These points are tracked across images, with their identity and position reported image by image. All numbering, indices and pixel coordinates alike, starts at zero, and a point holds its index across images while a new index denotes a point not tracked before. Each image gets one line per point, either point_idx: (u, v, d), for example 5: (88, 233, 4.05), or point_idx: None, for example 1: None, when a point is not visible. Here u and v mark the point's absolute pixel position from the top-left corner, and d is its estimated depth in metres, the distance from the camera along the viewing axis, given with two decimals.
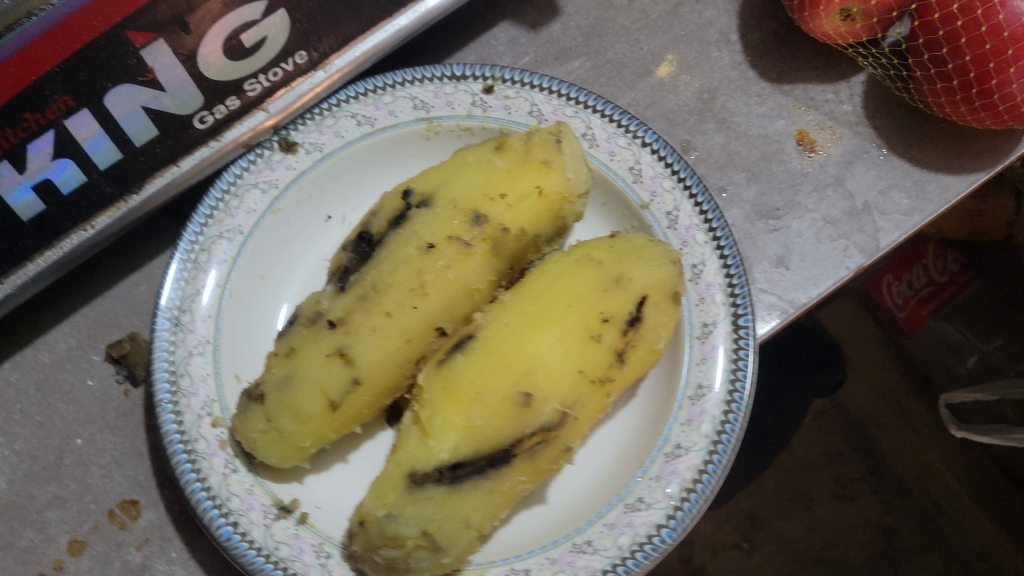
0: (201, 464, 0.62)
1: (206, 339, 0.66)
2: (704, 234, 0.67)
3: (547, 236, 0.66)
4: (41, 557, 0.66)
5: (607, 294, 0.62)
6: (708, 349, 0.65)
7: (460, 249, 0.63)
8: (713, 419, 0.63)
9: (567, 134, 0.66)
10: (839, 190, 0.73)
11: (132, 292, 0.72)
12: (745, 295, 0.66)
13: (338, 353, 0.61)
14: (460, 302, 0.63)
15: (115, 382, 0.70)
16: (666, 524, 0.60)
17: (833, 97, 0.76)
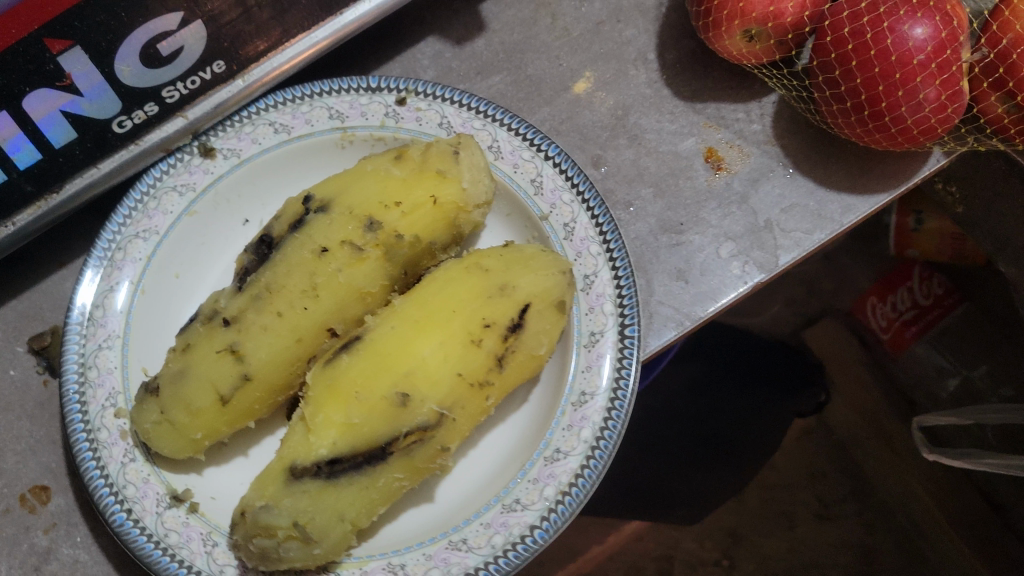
0: (101, 452, 0.65)
1: (116, 334, 0.69)
2: (598, 246, 0.69)
3: (444, 243, 0.69)
4: None
5: (491, 300, 0.64)
6: (594, 357, 0.67)
7: (353, 254, 0.65)
8: (593, 425, 0.65)
9: (466, 146, 0.69)
10: (743, 207, 0.75)
11: (59, 288, 0.75)
12: (634, 305, 0.67)
13: (229, 349, 0.63)
14: (352, 304, 0.66)
15: (35, 372, 0.73)
16: (539, 525, 0.62)
17: (743, 116, 0.78)
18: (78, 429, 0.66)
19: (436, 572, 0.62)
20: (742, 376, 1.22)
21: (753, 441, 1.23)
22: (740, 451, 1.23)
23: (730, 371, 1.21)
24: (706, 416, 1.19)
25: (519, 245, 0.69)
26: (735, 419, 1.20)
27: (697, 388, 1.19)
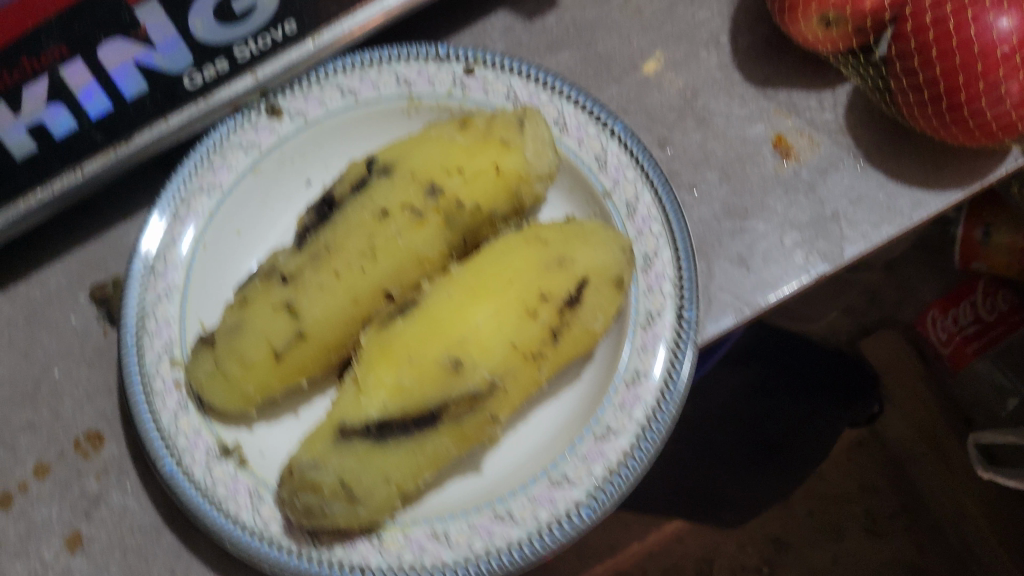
0: (156, 400, 0.66)
1: (175, 286, 0.70)
2: (659, 226, 0.68)
3: (504, 214, 0.69)
4: (9, 476, 0.71)
5: (549, 272, 0.64)
6: (650, 338, 0.66)
7: (412, 218, 0.65)
8: (645, 405, 0.65)
9: (531, 117, 0.68)
10: (810, 197, 0.73)
11: (122, 239, 0.76)
12: (692, 286, 0.67)
13: (285, 306, 0.64)
14: (410, 269, 0.66)
15: (95, 321, 0.74)
16: (586, 502, 0.62)
17: (815, 104, 0.76)
18: (134, 375, 0.66)
19: (480, 542, 0.62)
20: (806, 380, 1.17)
21: (810, 445, 1.21)
22: (794, 454, 1.21)
23: (792, 372, 1.17)
24: (762, 421, 1.16)
25: (580, 220, 0.68)
26: (793, 425, 1.17)
27: (757, 391, 1.15)
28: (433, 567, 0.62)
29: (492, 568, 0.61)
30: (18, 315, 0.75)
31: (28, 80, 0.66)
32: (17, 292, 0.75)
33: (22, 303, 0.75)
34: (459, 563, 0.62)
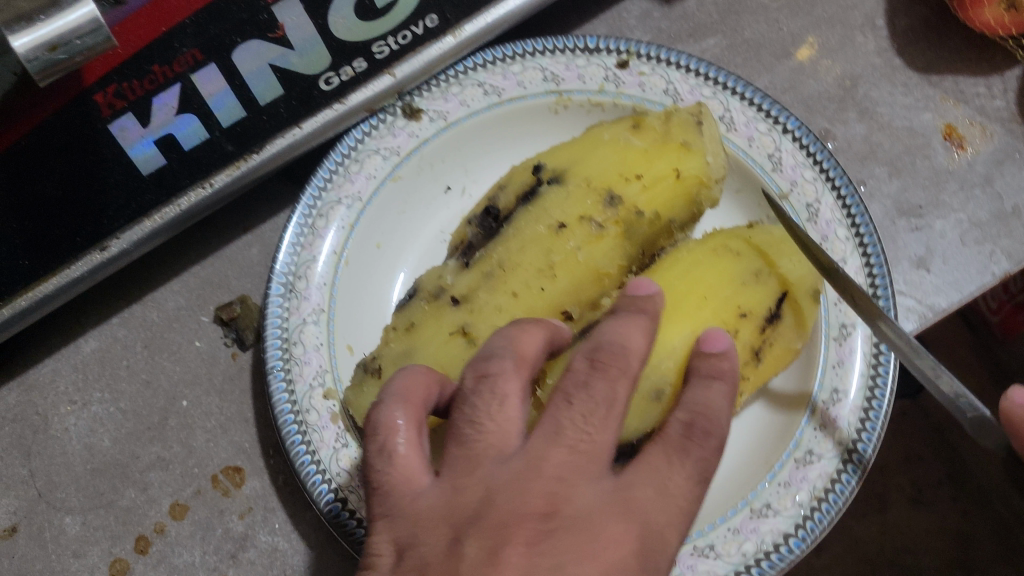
0: (312, 436, 0.60)
1: (321, 308, 0.64)
2: (845, 230, 0.63)
3: (683, 222, 0.63)
4: (142, 518, 0.65)
5: (746, 286, 0.59)
6: (845, 352, 0.62)
7: (591, 231, 0.59)
8: (848, 426, 0.60)
9: (707, 116, 0.63)
10: (987, 191, 0.69)
11: (244, 254, 0.70)
12: (887, 294, 0.61)
13: (460, 331, 0.58)
14: (590, 286, 0.60)
15: (223, 344, 0.69)
16: (794, 534, 0.57)
17: (984, 91, 0.71)
18: (285, 410, 0.60)
19: None
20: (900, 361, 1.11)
21: None
22: None
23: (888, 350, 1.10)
24: None
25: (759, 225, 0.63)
26: None
27: None
28: None
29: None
30: (137, 340, 0.69)
31: (159, 89, 0.59)
32: (132, 314, 0.70)
33: (139, 326, 0.69)
34: None
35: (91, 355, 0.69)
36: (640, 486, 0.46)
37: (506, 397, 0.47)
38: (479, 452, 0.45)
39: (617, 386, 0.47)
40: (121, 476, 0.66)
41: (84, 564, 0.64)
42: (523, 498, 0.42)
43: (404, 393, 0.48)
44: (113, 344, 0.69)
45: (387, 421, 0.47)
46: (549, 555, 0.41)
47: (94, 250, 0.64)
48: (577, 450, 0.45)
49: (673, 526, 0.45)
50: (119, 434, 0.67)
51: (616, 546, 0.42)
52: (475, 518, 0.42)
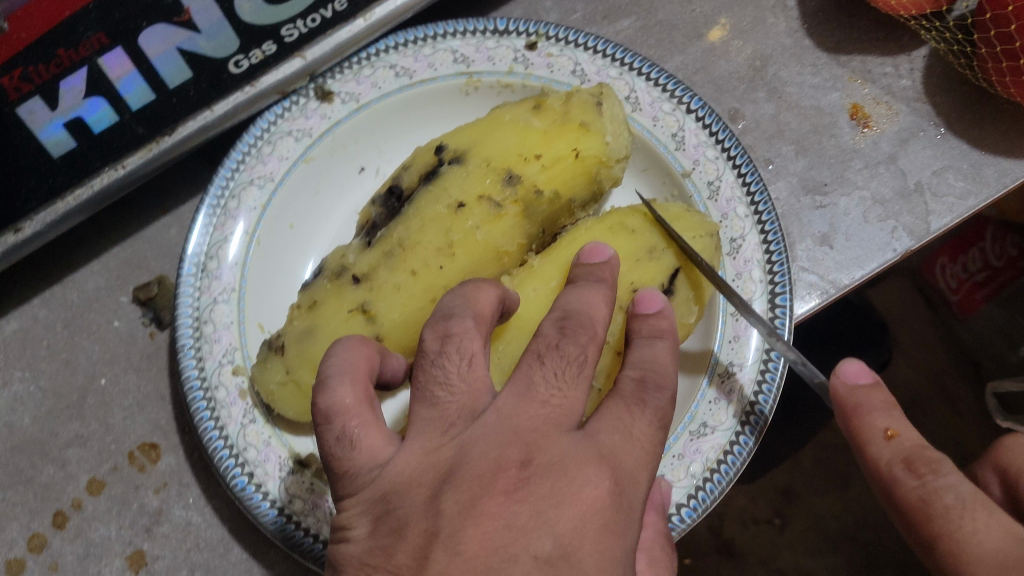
0: (221, 412, 0.61)
1: (232, 288, 0.65)
2: (745, 207, 0.64)
3: (583, 201, 0.65)
4: (60, 494, 0.66)
5: (641, 263, 0.60)
6: (742, 327, 0.63)
7: (490, 210, 0.61)
8: (741, 398, 0.61)
9: (607, 96, 0.64)
10: (891, 168, 0.70)
11: (163, 235, 0.72)
12: (784, 270, 0.62)
13: (360, 309, 0.60)
14: (489, 264, 0.62)
15: (141, 324, 0.70)
16: (686, 504, 0.59)
17: (891, 70, 0.73)
18: (194, 386, 0.62)
19: None
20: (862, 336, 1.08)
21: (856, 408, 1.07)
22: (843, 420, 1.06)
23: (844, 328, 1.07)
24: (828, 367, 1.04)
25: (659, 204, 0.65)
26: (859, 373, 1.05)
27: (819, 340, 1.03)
28: None
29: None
30: (57, 320, 0.70)
31: (66, 73, 0.60)
32: (52, 294, 0.71)
33: (59, 306, 0.70)
34: None
35: (12, 335, 0.70)
36: (607, 433, 0.44)
37: (472, 356, 0.44)
38: (451, 412, 0.42)
39: (584, 345, 0.45)
40: (40, 453, 0.67)
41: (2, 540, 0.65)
42: (501, 451, 0.40)
43: (353, 371, 0.45)
44: (34, 324, 0.70)
45: (338, 400, 0.44)
46: (525, 505, 0.38)
47: (8, 232, 0.65)
48: (551, 404, 0.42)
49: (641, 466, 0.44)
50: (38, 412, 0.68)
51: (593, 491, 0.40)
52: (449, 474, 0.39)
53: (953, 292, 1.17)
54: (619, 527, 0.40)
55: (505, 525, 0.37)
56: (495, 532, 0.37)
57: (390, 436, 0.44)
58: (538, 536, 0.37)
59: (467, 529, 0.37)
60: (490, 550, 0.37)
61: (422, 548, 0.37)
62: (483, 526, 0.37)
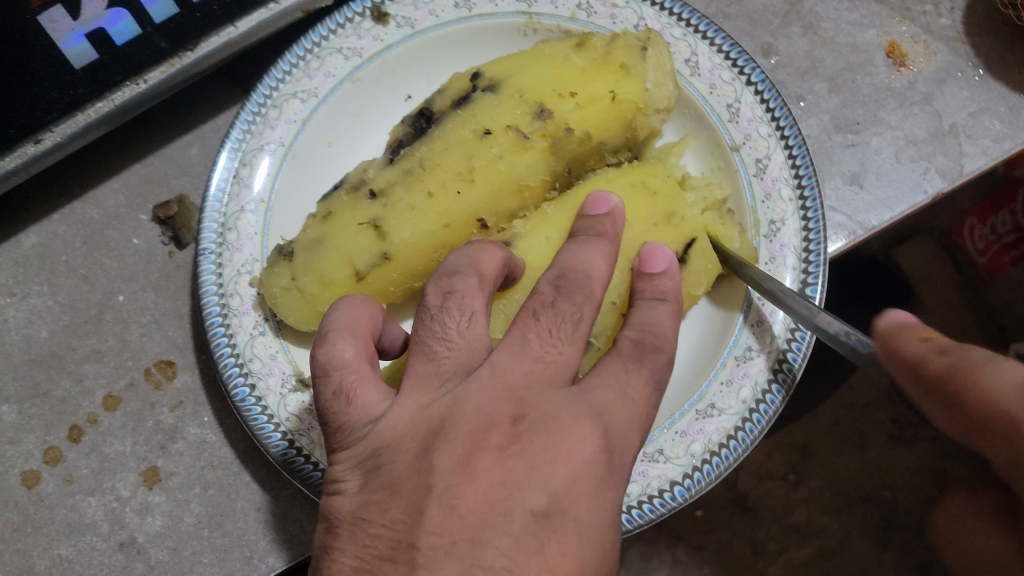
0: (232, 320, 0.61)
1: (260, 199, 0.65)
2: (790, 190, 0.63)
3: (615, 146, 0.64)
4: (77, 408, 0.67)
5: (658, 228, 0.59)
6: (776, 249, 0.63)
7: (516, 141, 0.60)
8: (755, 385, 0.60)
9: (655, 44, 0.63)
10: (926, 109, 0.69)
11: (185, 154, 0.71)
12: (819, 259, 0.61)
13: (372, 224, 0.59)
14: (510, 195, 0.61)
15: (160, 243, 0.70)
16: (680, 482, 0.58)
17: (931, 9, 0.71)
18: (211, 294, 0.62)
19: None
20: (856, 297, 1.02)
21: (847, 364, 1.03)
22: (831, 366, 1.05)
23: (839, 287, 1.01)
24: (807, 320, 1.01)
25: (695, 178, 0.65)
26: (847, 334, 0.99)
27: None
28: None
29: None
30: (76, 236, 0.70)
31: None
32: (72, 211, 0.70)
33: (78, 223, 0.70)
34: None
35: (31, 250, 0.69)
36: (601, 391, 0.44)
37: (473, 313, 0.44)
38: (447, 367, 0.42)
39: (581, 307, 0.46)
40: (57, 367, 0.67)
41: (19, 451, 0.66)
42: (493, 404, 0.40)
43: (353, 327, 0.45)
44: (53, 239, 0.70)
45: (336, 356, 0.44)
46: (517, 458, 0.38)
47: (28, 142, 0.63)
48: (543, 361, 0.43)
49: (632, 428, 0.44)
50: (56, 326, 0.68)
51: (583, 445, 0.40)
52: (441, 429, 0.39)
53: (979, 254, 1.08)
54: (611, 482, 0.41)
55: (500, 480, 0.38)
56: (492, 487, 0.38)
57: (386, 391, 0.44)
58: (533, 488, 0.38)
59: (463, 485, 0.37)
60: (487, 504, 0.37)
61: (417, 502, 0.37)
62: (478, 483, 0.37)
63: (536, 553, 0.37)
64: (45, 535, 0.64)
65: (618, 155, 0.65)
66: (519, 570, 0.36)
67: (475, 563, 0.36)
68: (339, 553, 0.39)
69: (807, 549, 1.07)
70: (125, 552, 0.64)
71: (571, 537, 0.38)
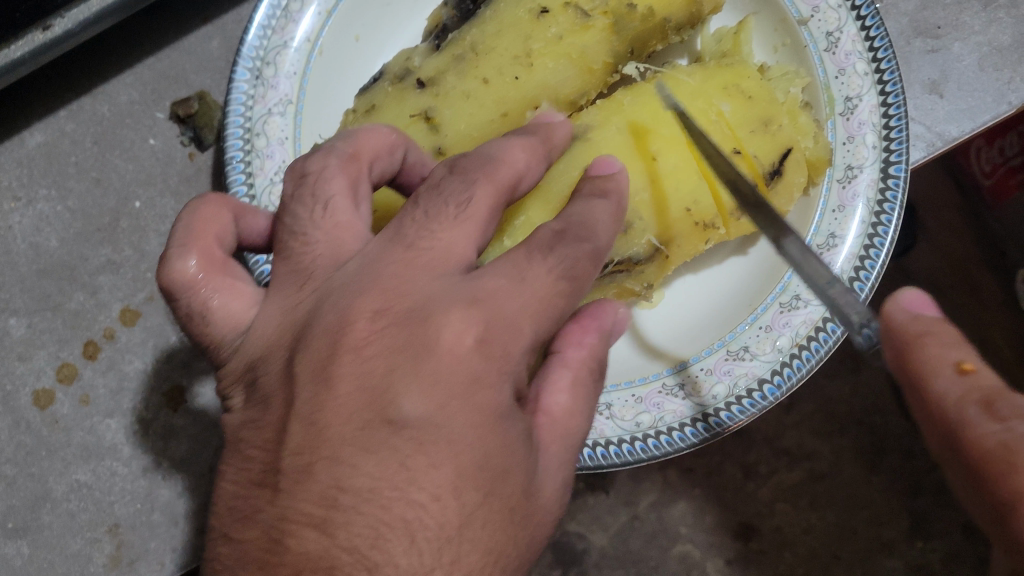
0: None
1: (289, 99, 0.59)
2: (865, 64, 0.58)
3: (679, 22, 0.58)
4: (92, 323, 0.62)
5: (754, 136, 0.55)
6: (854, 127, 0.58)
7: (576, 20, 0.55)
8: (840, 274, 0.56)
9: None
10: (1012, 14, 0.64)
11: (204, 47, 0.65)
12: (902, 137, 0.56)
13: (423, 115, 0.54)
14: (575, 80, 0.56)
15: (179, 144, 0.64)
16: (770, 379, 0.54)
17: None
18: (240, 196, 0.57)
19: (646, 416, 0.55)
20: None
21: None
22: None
23: None
24: None
25: (770, 69, 0.60)
26: None
27: None
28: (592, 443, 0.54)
29: (653, 450, 0.54)
30: (85, 135, 0.64)
31: None
32: (80, 107, 0.64)
33: (88, 121, 0.64)
34: (624, 440, 0.54)
35: (36, 150, 0.63)
36: (492, 275, 0.37)
37: (330, 199, 0.40)
38: (308, 264, 0.39)
39: (474, 186, 0.39)
40: (69, 278, 0.62)
41: (29, 369, 0.61)
42: (353, 300, 0.36)
43: (197, 237, 0.41)
44: (59, 138, 0.64)
45: (185, 274, 0.40)
46: (381, 359, 0.34)
47: (36, 29, 0.57)
48: (416, 247, 0.38)
49: (529, 315, 0.36)
50: (66, 234, 0.63)
51: (455, 336, 0.34)
52: (301, 337, 0.36)
53: (985, 178, 0.88)
54: (495, 376, 0.35)
55: (364, 385, 0.34)
56: (354, 396, 0.34)
57: (252, 297, 0.41)
58: (403, 392, 0.33)
59: (323, 397, 0.34)
60: (346, 417, 0.33)
61: (283, 422, 0.34)
62: (338, 392, 0.34)
63: (399, 470, 0.32)
64: (61, 459, 0.60)
65: (681, 34, 0.59)
66: (382, 490, 0.32)
67: (334, 484, 0.32)
68: (222, 474, 0.36)
69: (798, 472, 0.82)
70: (149, 479, 0.60)
71: (443, 447, 0.33)
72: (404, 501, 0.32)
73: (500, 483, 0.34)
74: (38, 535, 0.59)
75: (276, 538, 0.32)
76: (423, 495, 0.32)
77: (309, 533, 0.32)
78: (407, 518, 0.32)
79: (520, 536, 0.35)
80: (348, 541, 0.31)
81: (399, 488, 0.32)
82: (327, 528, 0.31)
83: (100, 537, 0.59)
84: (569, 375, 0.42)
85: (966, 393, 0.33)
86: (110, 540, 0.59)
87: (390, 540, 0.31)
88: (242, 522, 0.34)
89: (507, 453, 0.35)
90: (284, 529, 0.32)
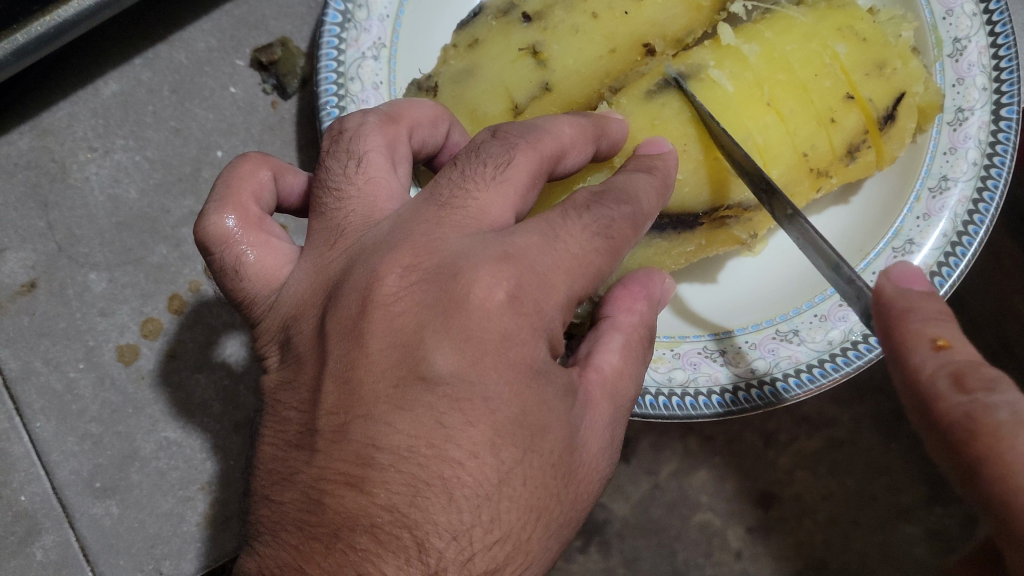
0: None
1: (382, 43, 0.57)
2: (973, 5, 0.56)
3: None
4: (175, 276, 0.60)
5: (868, 79, 0.53)
6: (963, 69, 0.57)
7: None
8: (953, 217, 0.55)
9: None
10: None
11: None
12: (1012, 79, 0.55)
13: (531, 49, 0.53)
14: (682, 17, 0.55)
15: (261, 92, 0.62)
16: None
17: None
18: None
19: (762, 362, 0.53)
20: None
21: None
22: None
23: None
24: None
25: (879, 11, 0.57)
26: None
27: None
28: (707, 391, 0.53)
29: (772, 397, 0.52)
30: (163, 84, 0.62)
31: None
32: (157, 55, 0.62)
33: (165, 68, 0.62)
34: (738, 387, 0.53)
35: (112, 100, 0.61)
36: (523, 232, 0.34)
37: (365, 155, 0.39)
38: (341, 221, 0.37)
39: (515, 150, 0.37)
40: (151, 231, 0.60)
41: (112, 324, 0.59)
42: (387, 256, 0.34)
43: (235, 192, 0.40)
44: (136, 88, 0.62)
45: (220, 228, 0.39)
46: (411, 315, 0.33)
47: None
48: (450, 206, 0.36)
49: (562, 272, 0.34)
50: (146, 185, 0.61)
51: (487, 291, 0.32)
52: (334, 294, 0.35)
53: None
54: (528, 333, 0.33)
55: (395, 342, 0.33)
56: (386, 353, 0.33)
57: (286, 253, 0.39)
58: (434, 348, 0.32)
59: (356, 355, 0.33)
60: (378, 375, 0.32)
61: (317, 383, 0.34)
62: (370, 350, 0.33)
63: (434, 429, 0.31)
64: (149, 417, 0.58)
65: None
66: (421, 447, 0.31)
67: (369, 442, 0.31)
68: (262, 438, 0.36)
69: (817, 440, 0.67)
70: (241, 434, 0.59)
71: (479, 404, 0.32)
72: (440, 458, 0.31)
73: (543, 434, 0.33)
74: (128, 494, 0.57)
75: (317, 497, 0.32)
76: (461, 453, 0.31)
77: (347, 491, 0.31)
78: (445, 476, 0.31)
79: (562, 495, 0.34)
80: (386, 498, 0.31)
81: (436, 446, 0.31)
82: (364, 485, 0.31)
83: (192, 495, 0.58)
84: (620, 338, 0.39)
85: (940, 366, 0.32)
86: (203, 497, 0.58)
87: (428, 498, 0.31)
88: (282, 483, 0.34)
89: (546, 409, 0.33)
90: (322, 487, 0.32)
